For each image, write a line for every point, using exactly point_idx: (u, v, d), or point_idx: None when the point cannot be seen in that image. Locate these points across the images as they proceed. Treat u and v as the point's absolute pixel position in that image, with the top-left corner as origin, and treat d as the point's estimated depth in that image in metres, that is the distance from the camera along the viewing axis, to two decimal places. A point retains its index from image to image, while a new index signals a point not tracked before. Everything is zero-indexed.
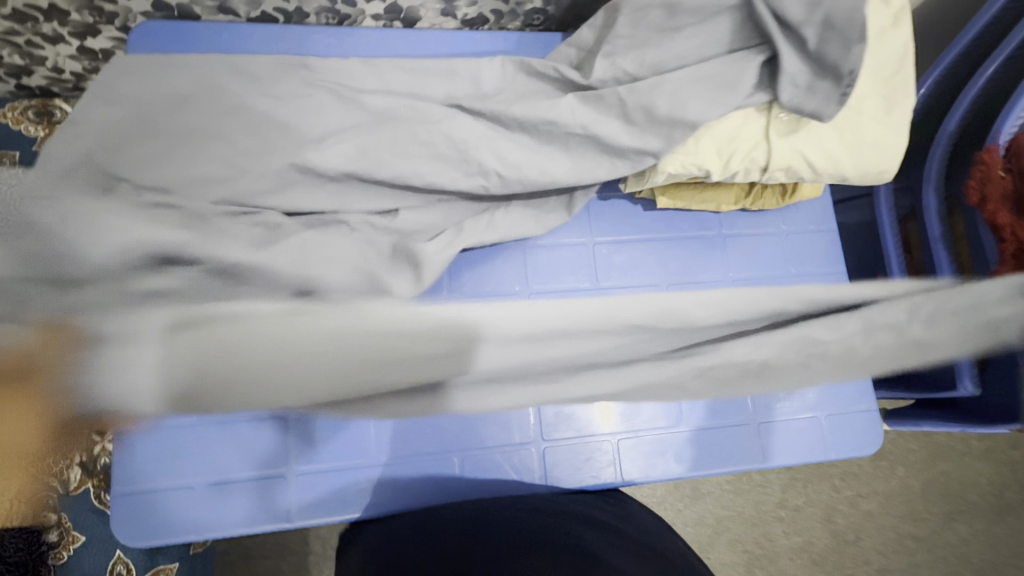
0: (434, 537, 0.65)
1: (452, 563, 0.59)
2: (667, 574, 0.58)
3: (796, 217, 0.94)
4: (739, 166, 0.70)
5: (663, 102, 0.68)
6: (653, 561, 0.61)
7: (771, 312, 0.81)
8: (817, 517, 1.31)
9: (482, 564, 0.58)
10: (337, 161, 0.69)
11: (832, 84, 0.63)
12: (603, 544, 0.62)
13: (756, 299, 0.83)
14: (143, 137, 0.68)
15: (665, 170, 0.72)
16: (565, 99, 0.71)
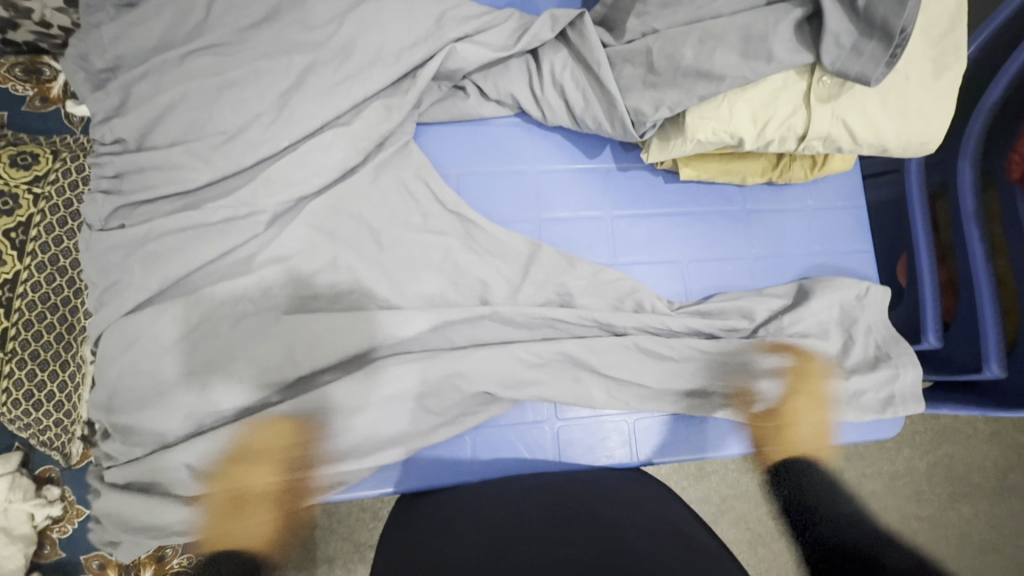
0: (462, 533, 0.59)
1: (477, 551, 0.55)
2: (692, 549, 0.54)
3: (823, 192, 0.90)
4: (774, 135, 0.66)
5: (689, 51, 0.65)
6: (681, 540, 0.56)
7: (765, 312, 0.82)
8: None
9: (521, 552, 0.54)
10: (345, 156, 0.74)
11: (879, 45, 0.58)
12: (625, 524, 0.59)
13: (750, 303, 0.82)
14: (187, 100, 0.71)
15: (694, 137, 0.68)
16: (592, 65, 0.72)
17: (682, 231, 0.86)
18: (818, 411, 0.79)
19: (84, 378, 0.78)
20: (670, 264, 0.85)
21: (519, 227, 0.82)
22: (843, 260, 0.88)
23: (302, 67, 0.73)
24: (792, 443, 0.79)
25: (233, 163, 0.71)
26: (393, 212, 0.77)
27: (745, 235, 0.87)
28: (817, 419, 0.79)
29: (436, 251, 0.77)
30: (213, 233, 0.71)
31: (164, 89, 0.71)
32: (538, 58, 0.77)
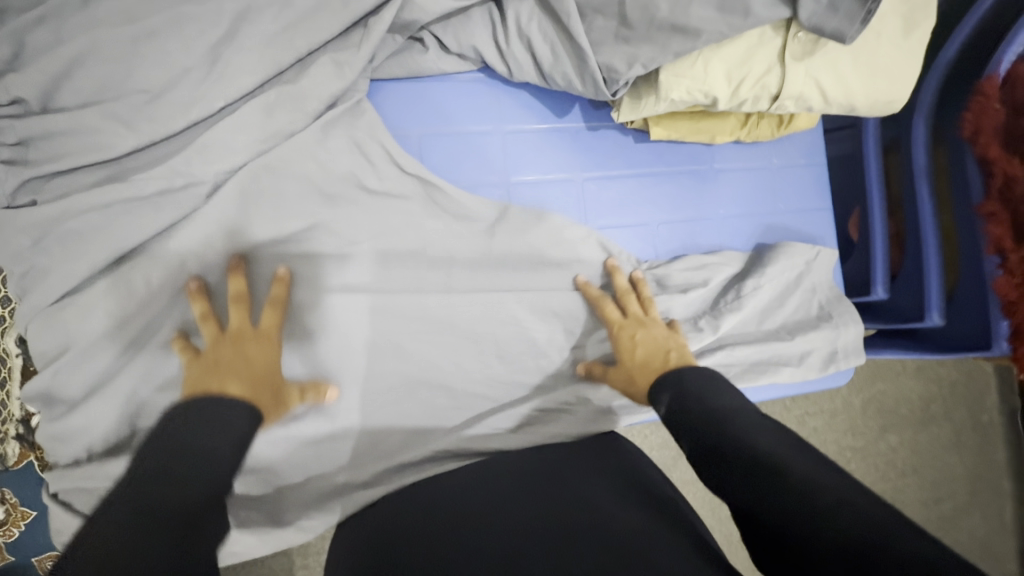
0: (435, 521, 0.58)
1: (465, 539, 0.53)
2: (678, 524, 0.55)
3: (787, 150, 0.90)
4: (748, 94, 0.64)
5: (664, 3, 0.61)
6: (664, 512, 0.57)
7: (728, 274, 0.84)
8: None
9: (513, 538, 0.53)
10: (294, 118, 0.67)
11: (856, 0, 0.56)
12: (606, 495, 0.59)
13: (717, 267, 0.83)
14: (98, 51, 0.61)
15: (668, 96, 0.66)
16: (561, 18, 0.67)
17: (652, 192, 0.84)
18: (649, 334, 0.71)
19: (11, 371, 0.71)
20: (639, 227, 0.84)
21: (486, 191, 0.78)
22: (804, 218, 0.90)
23: (233, 12, 0.64)
24: (639, 380, 0.67)
25: (161, 126, 0.62)
26: (350, 177, 0.71)
27: (712, 194, 0.87)
28: (650, 348, 0.70)
29: (399, 218, 0.72)
30: (143, 205, 0.63)
31: (70, 37, 0.60)
32: (500, 5, 0.71)
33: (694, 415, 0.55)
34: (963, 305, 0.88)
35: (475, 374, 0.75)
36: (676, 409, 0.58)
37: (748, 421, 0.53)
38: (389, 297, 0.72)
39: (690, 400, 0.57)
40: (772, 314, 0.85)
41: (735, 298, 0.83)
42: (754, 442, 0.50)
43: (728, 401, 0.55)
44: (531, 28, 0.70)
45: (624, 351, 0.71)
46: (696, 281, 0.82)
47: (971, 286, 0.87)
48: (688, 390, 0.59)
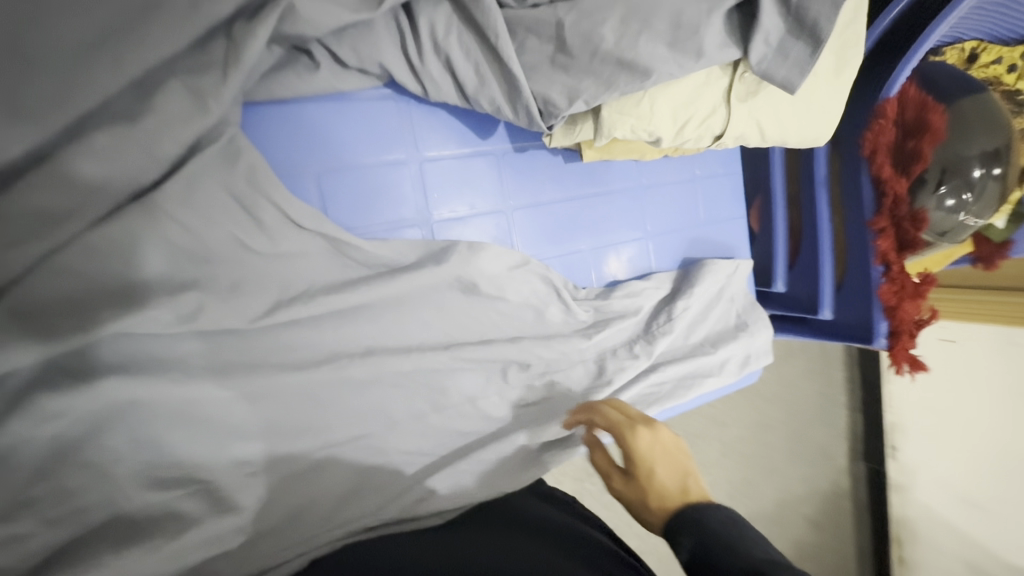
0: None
1: None
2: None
3: (707, 160, 0.89)
4: (692, 135, 0.60)
5: (609, 33, 0.53)
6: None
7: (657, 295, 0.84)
8: (725, 434, 1.36)
9: None
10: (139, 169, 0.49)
11: (805, 48, 0.53)
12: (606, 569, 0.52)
13: (648, 290, 0.82)
14: None
15: (611, 134, 0.60)
16: (487, 37, 0.56)
17: (583, 216, 0.79)
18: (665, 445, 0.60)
19: None
20: (571, 255, 0.79)
21: (404, 232, 0.67)
22: (722, 230, 0.92)
23: None
24: (651, 502, 0.57)
25: None
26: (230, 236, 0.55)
27: (641, 213, 0.84)
28: (669, 463, 0.58)
29: (299, 278, 0.60)
30: None
31: None
32: (408, 13, 0.57)
33: (732, 568, 0.46)
34: (849, 300, 0.97)
35: (409, 439, 0.67)
36: (700, 558, 0.49)
37: (796, 570, 0.45)
38: (302, 375, 0.60)
39: (721, 554, 0.48)
40: (696, 328, 0.87)
41: (666, 320, 0.83)
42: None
43: (762, 556, 0.47)
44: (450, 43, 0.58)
45: (639, 463, 0.58)
46: (631, 308, 0.80)
47: (858, 283, 0.94)
48: (718, 534, 0.50)
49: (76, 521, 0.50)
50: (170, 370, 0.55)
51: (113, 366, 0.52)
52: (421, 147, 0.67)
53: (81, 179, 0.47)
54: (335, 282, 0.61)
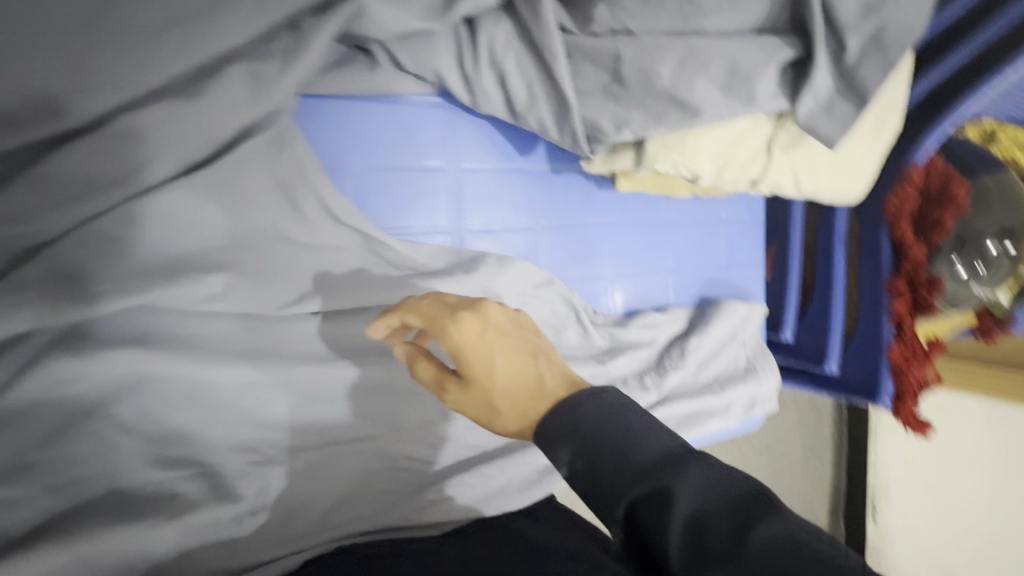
0: None
1: None
2: None
3: (733, 203, 0.91)
4: (731, 177, 0.62)
5: (665, 73, 0.55)
6: None
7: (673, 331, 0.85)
8: None
9: None
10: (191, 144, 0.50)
11: (853, 109, 0.54)
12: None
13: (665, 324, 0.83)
14: None
15: (652, 166, 0.62)
16: (545, 60, 0.58)
17: (609, 243, 0.80)
18: (484, 340, 0.46)
19: None
20: (594, 279, 0.79)
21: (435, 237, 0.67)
22: (740, 274, 0.93)
23: None
24: (500, 406, 0.44)
25: None
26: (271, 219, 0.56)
27: (664, 247, 0.85)
28: (496, 367, 0.45)
29: (336, 268, 0.60)
30: None
31: None
32: (473, 26, 0.58)
33: (618, 487, 0.36)
34: (856, 356, 0.97)
35: (415, 445, 0.66)
36: (585, 467, 0.38)
37: (695, 471, 0.35)
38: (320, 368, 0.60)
39: (610, 452, 0.37)
40: (706, 367, 0.88)
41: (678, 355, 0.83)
42: (705, 507, 0.33)
43: (654, 453, 0.37)
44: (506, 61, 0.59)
45: (470, 359, 0.45)
46: (646, 338, 0.80)
47: (867, 340, 0.95)
48: (597, 425, 0.39)
49: (76, 491, 0.49)
50: (192, 348, 0.54)
51: (135, 337, 0.52)
52: (463, 157, 0.68)
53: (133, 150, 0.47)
54: (364, 279, 0.61)
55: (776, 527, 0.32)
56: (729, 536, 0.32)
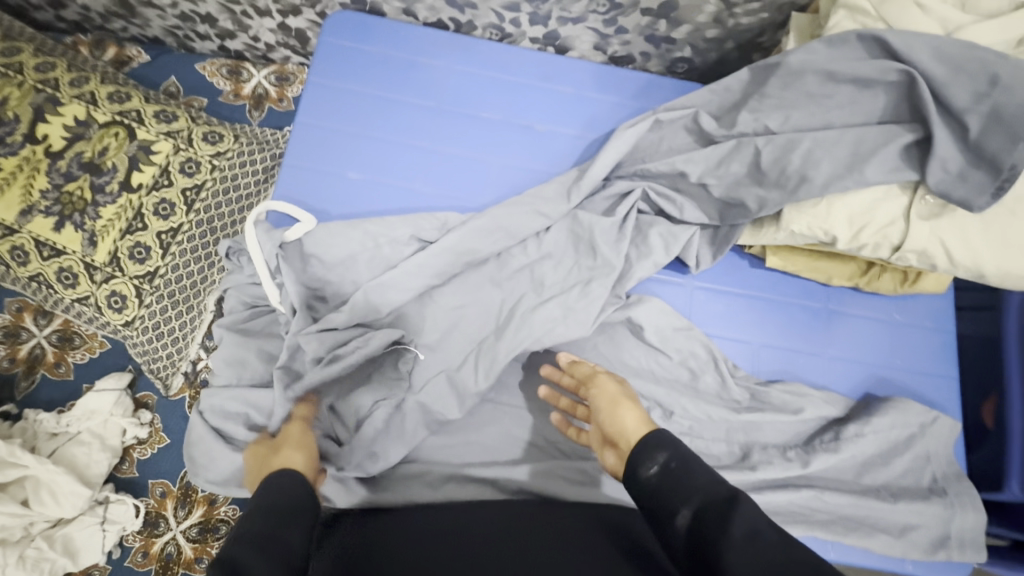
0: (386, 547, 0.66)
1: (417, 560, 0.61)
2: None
3: (910, 308, 0.89)
4: (869, 240, 0.69)
5: (796, 158, 0.71)
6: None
7: (833, 416, 0.82)
8: None
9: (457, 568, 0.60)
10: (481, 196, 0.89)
11: (985, 177, 0.61)
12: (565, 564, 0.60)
13: (823, 404, 0.82)
14: (356, 144, 0.89)
15: (788, 228, 0.73)
16: (700, 152, 0.80)
17: (760, 316, 0.88)
18: (600, 378, 0.74)
19: (200, 323, 0.92)
20: (742, 343, 0.86)
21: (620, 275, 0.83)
22: (923, 383, 0.86)
23: (452, 125, 0.92)
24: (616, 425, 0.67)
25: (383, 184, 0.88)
26: (496, 243, 0.83)
27: (822, 333, 0.88)
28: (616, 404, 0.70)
29: (524, 278, 0.83)
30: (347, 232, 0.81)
31: (343, 132, 0.89)
32: (644, 149, 0.86)
33: (690, 498, 0.55)
34: None
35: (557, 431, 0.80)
36: (675, 465, 0.58)
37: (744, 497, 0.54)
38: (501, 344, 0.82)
39: (694, 472, 0.57)
40: (874, 470, 0.80)
41: (835, 441, 0.79)
42: (758, 522, 0.51)
43: (721, 484, 0.56)
44: (671, 154, 0.84)
45: (598, 394, 0.72)
46: (792, 406, 0.81)
47: None
48: (690, 456, 0.59)
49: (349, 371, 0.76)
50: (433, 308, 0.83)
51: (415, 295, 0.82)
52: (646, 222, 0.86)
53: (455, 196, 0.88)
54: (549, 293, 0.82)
55: (806, 551, 0.48)
56: (770, 530, 0.50)
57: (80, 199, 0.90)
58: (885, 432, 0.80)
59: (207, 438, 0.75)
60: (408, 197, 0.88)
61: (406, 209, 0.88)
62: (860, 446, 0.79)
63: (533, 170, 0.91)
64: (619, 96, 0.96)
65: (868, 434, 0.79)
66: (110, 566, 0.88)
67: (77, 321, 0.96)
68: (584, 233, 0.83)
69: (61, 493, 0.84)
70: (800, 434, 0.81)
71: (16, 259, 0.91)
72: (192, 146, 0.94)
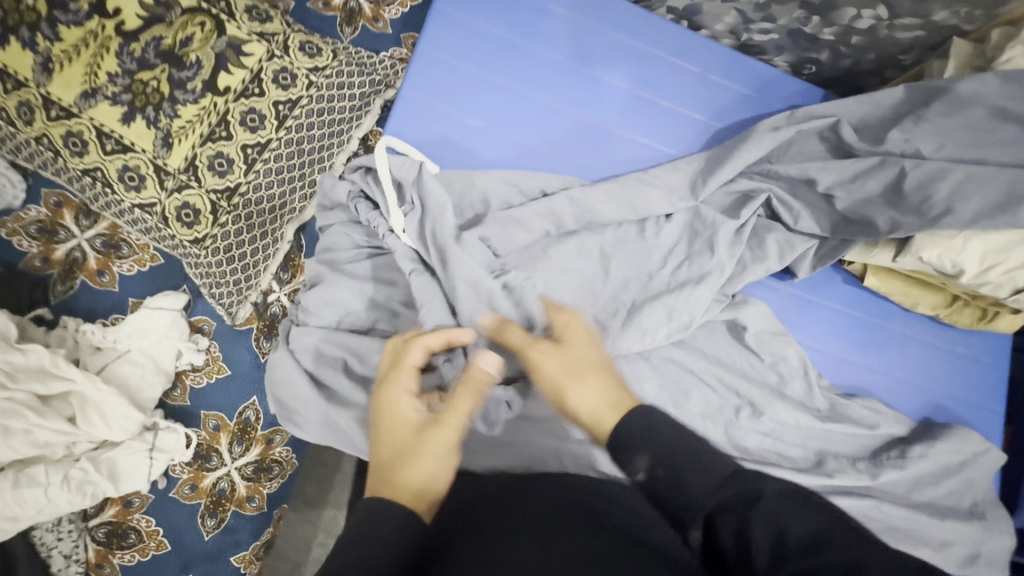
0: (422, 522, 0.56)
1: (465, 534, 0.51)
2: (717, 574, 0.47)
3: (976, 343, 0.93)
4: (995, 278, 0.73)
5: (943, 189, 0.72)
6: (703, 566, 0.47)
7: (899, 436, 0.86)
8: None
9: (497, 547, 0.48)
10: (598, 167, 0.85)
11: None
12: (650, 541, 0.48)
13: (893, 423, 0.86)
14: (474, 94, 0.84)
15: (918, 254, 0.75)
16: (838, 162, 0.79)
17: (846, 329, 0.91)
18: (572, 328, 0.65)
19: (276, 253, 0.86)
20: (825, 354, 0.89)
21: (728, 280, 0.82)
22: (977, 415, 0.91)
23: (575, 87, 0.86)
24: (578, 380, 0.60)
25: (496, 141, 0.83)
26: (616, 217, 0.80)
27: (896, 355, 0.91)
28: (578, 353, 0.62)
29: (637, 259, 0.80)
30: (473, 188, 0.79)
31: (462, 78, 0.84)
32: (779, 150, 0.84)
33: (700, 496, 0.48)
34: None
35: None
36: (664, 472, 0.50)
37: (773, 487, 0.47)
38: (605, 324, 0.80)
39: (681, 468, 0.49)
40: (924, 488, 0.84)
41: (902, 459, 0.83)
42: (787, 520, 0.44)
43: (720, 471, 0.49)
44: (803, 159, 0.82)
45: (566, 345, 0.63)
46: (868, 421, 0.85)
47: None
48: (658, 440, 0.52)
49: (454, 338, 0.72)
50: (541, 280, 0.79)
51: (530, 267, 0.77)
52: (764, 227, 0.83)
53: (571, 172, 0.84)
54: (662, 281, 0.80)
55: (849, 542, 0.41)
56: (842, 535, 0.42)
57: (158, 91, 0.79)
58: (945, 457, 0.84)
59: (302, 380, 0.71)
60: (523, 157, 0.84)
61: (522, 169, 0.84)
62: (920, 464, 0.83)
63: (654, 150, 0.87)
64: (748, 82, 0.90)
65: (929, 454, 0.83)
66: (152, 495, 0.83)
67: (127, 228, 0.86)
68: (705, 227, 0.81)
69: (112, 414, 0.77)
70: (868, 448, 0.85)
71: (71, 149, 0.80)
72: (288, 54, 0.83)
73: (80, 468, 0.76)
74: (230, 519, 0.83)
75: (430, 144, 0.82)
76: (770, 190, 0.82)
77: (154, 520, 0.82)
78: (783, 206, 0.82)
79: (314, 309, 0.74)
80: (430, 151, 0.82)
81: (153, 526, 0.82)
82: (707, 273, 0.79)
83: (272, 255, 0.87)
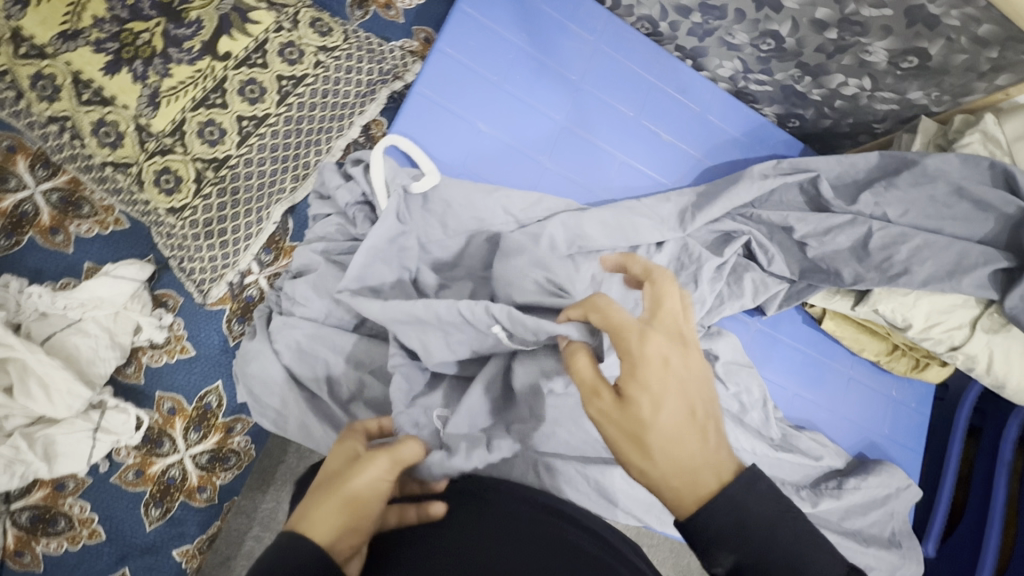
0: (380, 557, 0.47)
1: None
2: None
3: (907, 389, 1.04)
4: (937, 334, 0.82)
5: (903, 252, 0.80)
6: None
7: (839, 469, 0.94)
8: None
9: None
10: (596, 187, 0.87)
11: None
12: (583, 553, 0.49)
13: (834, 455, 0.94)
14: (486, 99, 0.84)
15: (874, 306, 0.83)
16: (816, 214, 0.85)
17: (802, 366, 0.98)
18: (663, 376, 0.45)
19: (259, 232, 0.81)
20: (780, 388, 0.96)
21: (708, 313, 0.86)
22: (903, 455, 1.01)
23: (584, 108, 0.88)
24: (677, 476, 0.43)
25: (502, 150, 0.84)
26: (611, 244, 0.81)
27: (841, 394, 1.00)
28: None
29: None
30: (476, 193, 0.78)
31: (476, 82, 0.83)
32: (766, 196, 0.89)
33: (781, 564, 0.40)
34: None
35: None
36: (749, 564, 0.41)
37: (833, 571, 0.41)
38: None
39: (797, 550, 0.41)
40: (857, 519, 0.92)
41: (841, 490, 0.90)
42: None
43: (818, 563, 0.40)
44: (784, 206, 0.88)
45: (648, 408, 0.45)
46: (814, 453, 0.92)
47: None
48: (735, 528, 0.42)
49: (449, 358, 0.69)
50: None
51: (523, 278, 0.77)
52: (745, 266, 0.88)
53: (570, 192, 0.86)
54: None
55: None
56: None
57: (151, 46, 0.74)
58: (877, 491, 0.92)
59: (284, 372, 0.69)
60: (528, 168, 0.84)
61: (525, 183, 0.84)
62: (856, 496, 0.91)
63: (652, 181, 0.90)
64: (740, 128, 0.96)
65: (864, 487, 0.91)
66: (90, 479, 0.76)
67: (91, 185, 0.78)
68: (691, 261, 0.84)
69: (55, 388, 0.70)
70: (811, 477, 0.92)
71: (38, 92, 0.73)
72: (297, 29, 0.80)
73: (12, 446, 0.68)
74: (177, 510, 0.78)
75: (435, 143, 0.81)
76: (751, 234, 0.87)
77: (89, 505, 0.75)
78: (764, 249, 0.87)
79: (302, 297, 0.72)
80: (435, 151, 0.81)
81: (87, 512, 0.75)
82: (693, 303, 0.83)
83: (255, 235, 0.81)
